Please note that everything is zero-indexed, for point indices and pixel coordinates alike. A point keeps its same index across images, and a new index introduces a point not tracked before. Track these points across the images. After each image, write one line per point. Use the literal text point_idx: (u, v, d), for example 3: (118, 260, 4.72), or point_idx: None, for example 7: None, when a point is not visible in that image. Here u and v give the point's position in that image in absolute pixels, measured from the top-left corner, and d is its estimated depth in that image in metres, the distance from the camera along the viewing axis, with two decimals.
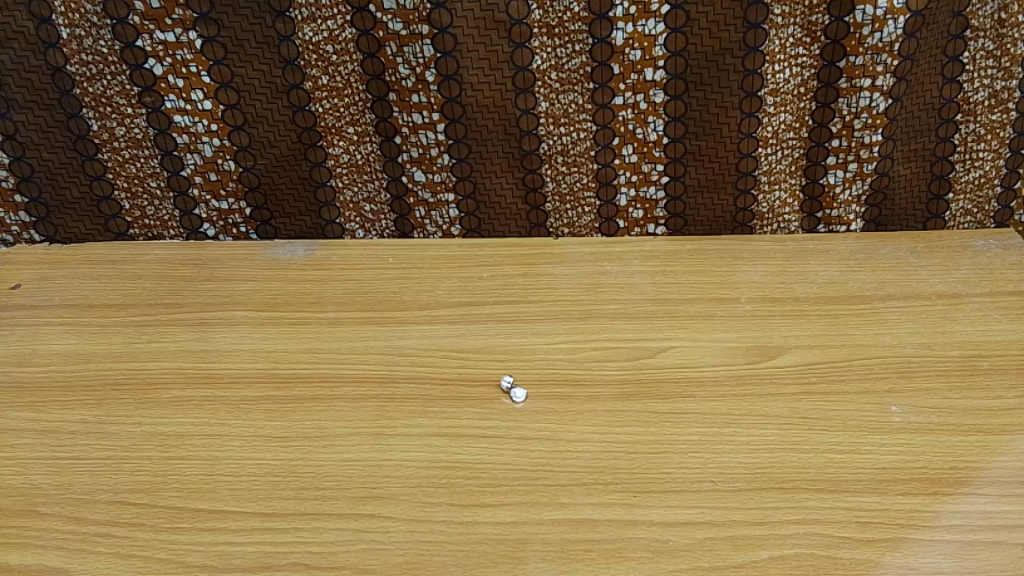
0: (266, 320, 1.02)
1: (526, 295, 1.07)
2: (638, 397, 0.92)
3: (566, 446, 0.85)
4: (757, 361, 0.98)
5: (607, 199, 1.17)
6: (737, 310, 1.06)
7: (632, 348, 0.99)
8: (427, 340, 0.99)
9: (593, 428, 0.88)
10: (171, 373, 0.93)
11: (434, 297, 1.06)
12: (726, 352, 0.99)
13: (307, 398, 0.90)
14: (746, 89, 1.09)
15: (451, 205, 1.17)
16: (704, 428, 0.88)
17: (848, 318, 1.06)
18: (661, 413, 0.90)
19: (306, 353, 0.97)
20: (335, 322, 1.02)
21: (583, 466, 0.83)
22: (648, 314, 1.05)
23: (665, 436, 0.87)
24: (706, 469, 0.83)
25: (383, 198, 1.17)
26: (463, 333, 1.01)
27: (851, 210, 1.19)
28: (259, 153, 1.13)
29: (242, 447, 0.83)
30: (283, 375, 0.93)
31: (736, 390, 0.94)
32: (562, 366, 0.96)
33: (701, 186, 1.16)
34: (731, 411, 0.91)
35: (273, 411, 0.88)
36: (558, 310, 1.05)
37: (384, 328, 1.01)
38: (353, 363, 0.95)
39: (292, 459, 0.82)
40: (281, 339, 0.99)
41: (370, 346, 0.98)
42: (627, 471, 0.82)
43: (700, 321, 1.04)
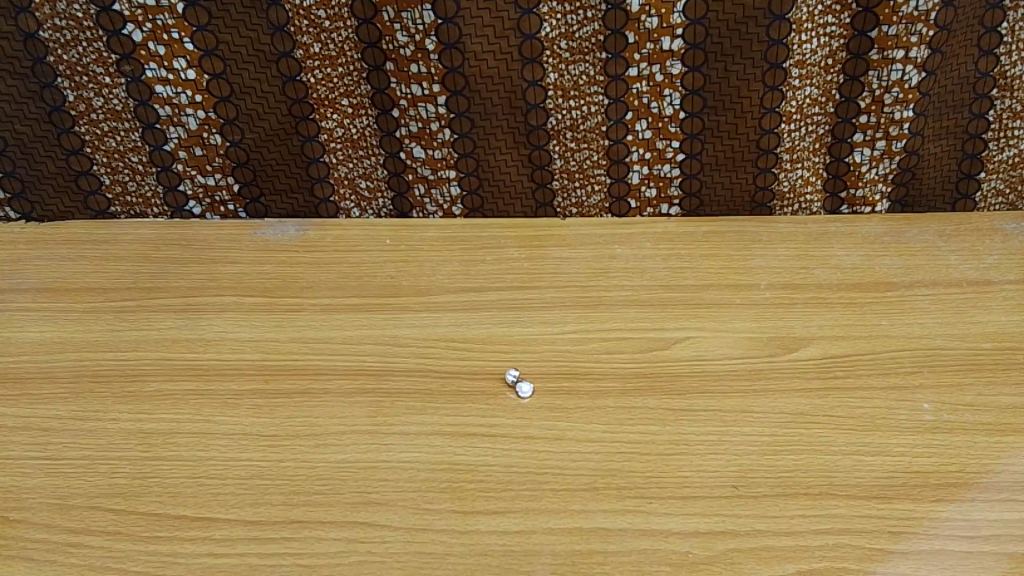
0: (255, 306, 0.96)
1: (532, 280, 1.01)
2: (652, 393, 0.86)
3: (576, 446, 0.79)
4: (779, 353, 0.92)
5: (619, 177, 1.09)
6: (756, 298, 1.00)
7: (646, 339, 0.93)
8: (427, 329, 0.93)
9: (604, 426, 0.82)
10: (152, 364, 0.87)
11: (433, 282, 1.00)
12: (746, 344, 0.93)
13: (299, 393, 0.84)
14: (770, 61, 1.01)
15: (453, 183, 1.09)
16: (724, 426, 0.82)
17: (874, 306, 1.00)
18: (677, 410, 0.84)
19: (298, 343, 0.90)
20: (329, 309, 0.95)
21: (594, 469, 0.77)
22: (662, 302, 0.98)
23: (683, 436, 0.81)
24: (726, 473, 0.78)
25: (379, 175, 1.09)
26: (464, 321, 0.94)
27: (876, 189, 1.12)
28: (247, 126, 1.05)
29: (229, 446, 0.78)
30: (273, 367, 0.87)
31: (758, 385, 0.88)
32: (572, 358, 0.90)
33: (719, 164, 1.09)
34: (752, 409, 0.85)
35: (261, 406, 0.82)
36: (565, 298, 0.98)
37: (381, 315, 0.95)
38: (348, 355, 0.89)
39: (282, 460, 0.76)
40: (271, 327, 0.93)
41: (365, 335, 0.92)
42: (642, 475, 0.77)
43: (717, 310, 0.98)
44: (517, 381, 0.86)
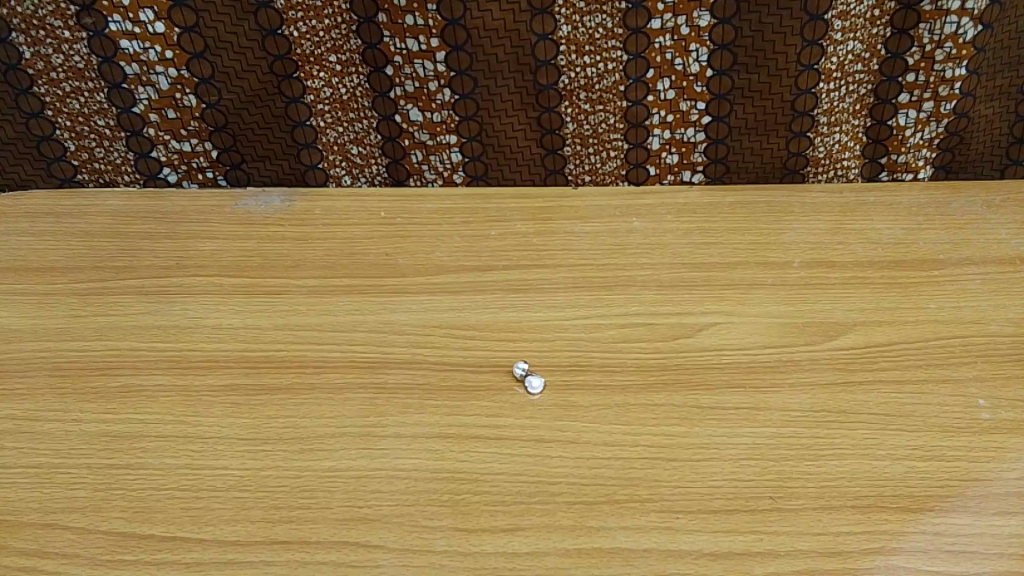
0: (234, 289, 0.86)
1: (542, 257, 0.91)
2: (677, 388, 0.77)
3: (593, 452, 0.71)
4: (817, 341, 0.83)
5: (637, 142, 0.99)
6: (790, 278, 0.90)
7: (668, 326, 0.84)
8: (425, 314, 0.84)
9: (624, 428, 0.73)
10: (119, 356, 0.78)
11: (432, 260, 0.90)
12: (779, 330, 0.84)
13: (282, 389, 0.75)
14: (810, 11, 0.90)
15: (454, 149, 0.99)
16: (758, 427, 0.74)
17: (920, 287, 0.90)
18: (704, 408, 0.75)
19: (282, 330, 0.81)
20: (316, 291, 0.86)
21: (614, 478, 0.68)
22: (685, 283, 0.89)
23: (712, 439, 0.72)
24: (762, 482, 0.69)
25: (373, 140, 0.99)
26: (467, 305, 0.85)
27: (920, 154, 1.02)
28: (224, 86, 0.95)
29: (202, 452, 0.69)
30: (254, 358, 0.78)
31: (794, 379, 0.79)
32: (586, 348, 0.81)
33: (749, 128, 0.98)
34: (788, 406, 0.76)
35: (240, 405, 0.73)
36: (578, 278, 0.89)
37: (374, 298, 0.85)
38: (337, 344, 0.80)
39: (262, 468, 0.68)
40: (252, 312, 0.83)
41: (356, 321, 0.83)
42: (667, 485, 0.68)
43: (746, 291, 0.88)
44: (525, 372, 0.77)
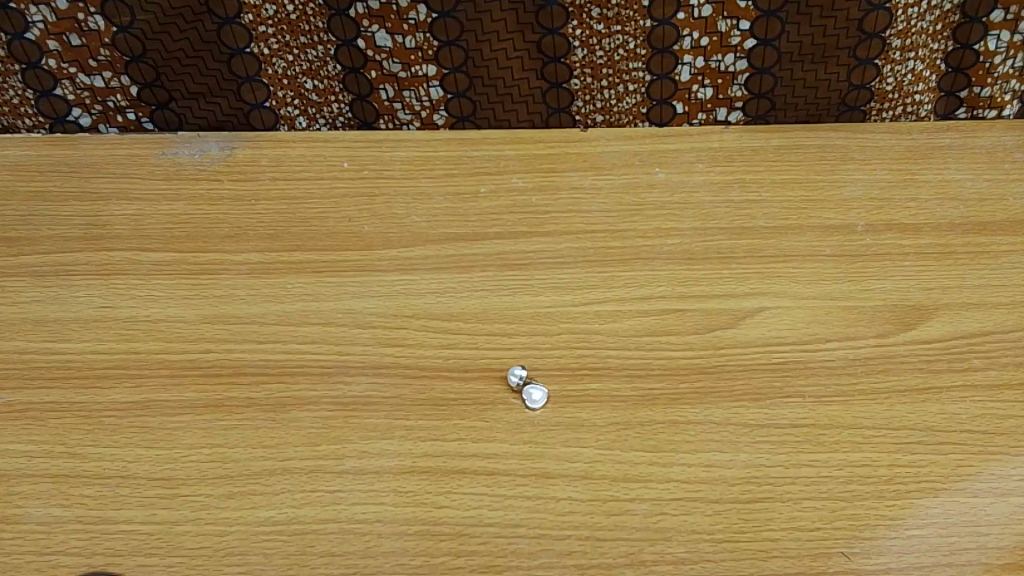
0: (153, 267, 0.69)
1: (543, 222, 0.73)
2: (716, 400, 0.60)
3: (610, 492, 0.54)
4: (890, 331, 0.66)
5: (663, 72, 0.79)
6: (851, 247, 0.72)
7: (702, 313, 0.66)
8: (396, 300, 0.66)
9: (651, 456, 0.56)
10: (6, 363, 0.62)
11: (406, 227, 0.72)
12: (842, 317, 0.66)
13: (209, 407, 0.58)
14: None
15: (433, 82, 0.79)
16: (821, 452, 0.57)
17: (1013, 257, 0.72)
18: (752, 427, 0.59)
19: (212, 325, 0.64)
20: (259, 269, 0.68)
21: (638, 530, 0.53)
22: (723, 253, 0.71)
23: (764, 471, 0.56)
24: (830, 533, 0.53)
25: (330, 71, 0.78)
26: (449, 287, 0.67)
27: (1008, 87, 0.82)
28: (139, 3, 0.74)
29: (100, 500, 0.53)
30: (176, 363, 0.61)
31: (864, 384, 0.62)
32: (599, 345, 0.64)
33: (803, 54, 0.78)
34: (858, 423, 0.59)
35: (153, 431, 0.57)
36: (589, 248, 0.71)
37: (330, 279, 0.68)
38: (282, 343, 0.63)
39: (178, 523, 0.52)
40: (176, 299, 0.66)
41: (308, 310, 0.65)
42: (708, 539, 0.52)
43: (799, 264, 0.70)
44: (524, 380, 0.61)
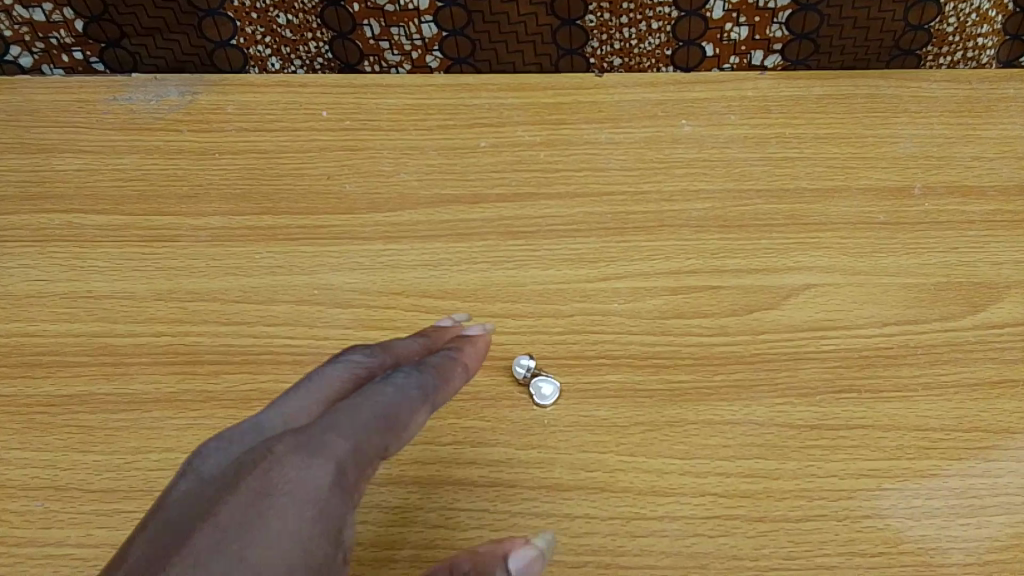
0: (99, 232, 0.59)
1: (554, 182, 0.63)
2: (757, 395, 0.51)
3: (634, 509, 0.46)
4: (957, 314, 0.56)
5: (693, 8, 0.67)
6: (907, 213, 0.63)
7: (737, 291, 0.57)
8: (382, 275, 0.57)
9: (681, 464, 0.48)
10: None
11: (394, 186, 0.62)
12: (901, 297, 0.57)
13: (159, 402, 0.49)
14: None
15: (425, 18, 0.67)
16: (882, 459, 0.49)
17: None
18: (800, 428, 0.50)
19: (165, 302, 0.55)
20: (223, 236, 0.59)
21: (667, 556, 0.45)
22: (761, 219, 0.61)
23: (815, 483, 0.47)
24: (895, 559, 0.45)
25: (304, 4, 0.66)
26: (444, 260, 0.58)
27: None
28: None
29: (26, 517, 0.45)
30: (122, 348, 0.52)
31: (928, 377, 0.53)
32: (618, 329, 0.55)
33: None
34: (924, 424, 0.50)
35: (92, 431, 0.48)
36: (607, 213, 0.61)
37: (305, 249, 0.58)
38: (247, 325, 0.53)
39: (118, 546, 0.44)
40: (125, 271, 0.56)
41: (279, 285, 0.56)
42: (752, 567, 0.44)
43: (850, 234, 0.61)
44: (529, 372, 0.52)
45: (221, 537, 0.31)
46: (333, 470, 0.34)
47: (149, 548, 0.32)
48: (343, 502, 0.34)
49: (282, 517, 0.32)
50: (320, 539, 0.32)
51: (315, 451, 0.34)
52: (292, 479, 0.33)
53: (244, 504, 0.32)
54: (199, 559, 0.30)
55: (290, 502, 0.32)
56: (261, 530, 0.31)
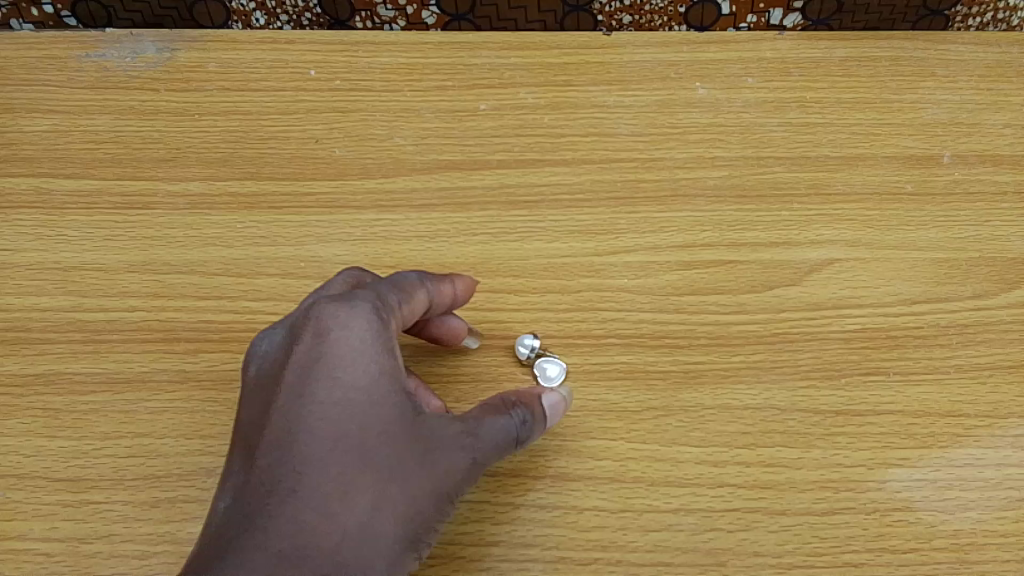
0: (69, 198, 0.55)
1: (559, 148, 0.59)
2: (779, 378, 0.48)
3: (647, 501, 0.43)
4: (991, 292, 0.53)
5: None
6: (936, 183, 0.59)
7: (756, 266, 0.53)
8: (375, 246, 0.53)
9: (698, 452, 0.44)
10: None
11: (388, 152, 0.58)
12: (931, 273, 0.53)
13: (132, 382, 0.46)
14: None
15: None
16: (914, 448, 0.45)
17: None
18: (826, 414, 0.46)
19: (139, 275, 0.51)
20: (203, 204, 0.54)
21: (683, 552, 0.41)
22: (781, 189, 0.57)
23: (842, 473, 0.44)
24: (928, 556, 0.42)
25: None
26: (441, 232, 0.54)
27: None
28: None
29: None
30: (92, 324, 0.48)
31: (961, 359, 0.49)
32: (629, 306, 0.51)
33: None
34: (957, 410, 0.47)
35: (59, 414, 0.44)
36: (616, 181, 0.57)
37: (291, 218, 0.54)
38: (229, 300, 0.49)
39: (86, 541, 0.40)
40: (96, 240, 0.52)
41: (264, 257, 0.52)
42: (774, 564, 0.41)
43: (876, 205, 0.57)
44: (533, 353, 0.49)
45: (305, 374, 0.38)
46: (371, 307, 0.40)
47: (257, 414, 0.39)
48: (386, 330, 0.39)
49: (343, 347, 0.38)
50: (385, 355, 0.39)
51: (349, 302, 0.40)
52: (342, 319, 0.39)
53: (310, 346, 0.39)
54: (299, 394, 0.38)
55: (348, 335, 0.38)
56: (334, 359, 0.38)
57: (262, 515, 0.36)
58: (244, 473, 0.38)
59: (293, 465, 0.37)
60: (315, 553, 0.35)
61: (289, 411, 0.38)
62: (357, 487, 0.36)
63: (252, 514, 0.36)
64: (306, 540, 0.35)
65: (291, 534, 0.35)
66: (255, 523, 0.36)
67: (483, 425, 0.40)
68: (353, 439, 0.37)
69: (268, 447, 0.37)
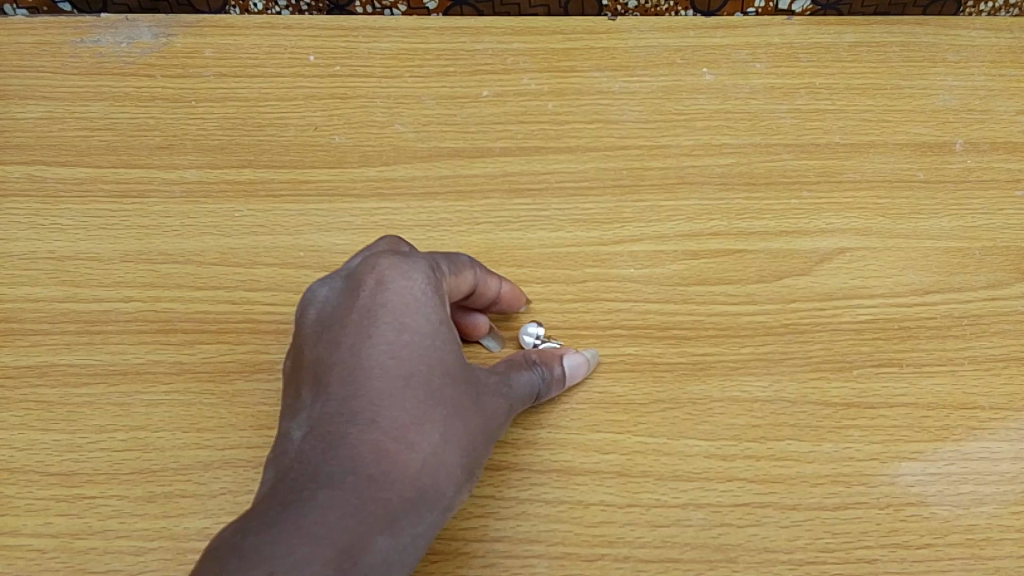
0: (63, 186, 0.53)
1: (563, 135, 0.58)
2: (789, 369, 0.47)
3: (654, 496, 0.42)
4: (1005, 281, 0.52)
5: None
6: (948, 171, 0.57)
7: (765, 255, 0.52)
8: (376, 235, 0.52)
9: (706, 446, 0.43)
10: None
11: (387, 139, 0.57)
12: (943, 262, 0.52)
13: (127, 375, 0.45)
14: None
15: None
16: (927, 442, 0.44)
17: None
18: (837, 407, 0.45)
19: (134, 265, 0.49)
20: (199, 192, 0.53)
21: (692, 548, 0.40)
22: (790, 177, 0.56)
23: (854, 467, 0.43)
24: (943, 551, 0.41)
25: None
26: (443, 220, 0.53)
27: None
28: None
29: None
30: (86, 315, 0.47)
31: (975, 351, 0.48)
32: (635, 296, 0.50)
33: None
34: (971, 402, 0.46)
35: (52, 407, 0.43)
36: (621, 169, 0.56)
37: (290, 206, 0.53)
38: (226, 290, 0.48)
39: (81, 536, 0.39)
40: (91, 230, 0.51)
41: (262, 246, 0.51)
42: (786, 560, 0.40)
43: (887, 193, 0.56)
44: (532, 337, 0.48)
45: (370, 317, 0.38)
46: (429, 264, 0.41)
47: (316, 357, 0.39)
48: (441, 283, 0.41)
49: (408, 294, 0.39)
50: (443, 307, 0.40)
51: (407, 256, 0.41)
52: (403, 271, 0.40)
53: (373, 293, 0.39)
54: (365, 335, 0.38)
55: (412, 285, 0.39)
56: (403, 304, 0.39)
57: (343, 447, 0.36)
58: (312, 410, 0.37)
59: (366, 402, 0.37)
60: (399, 482, 0.36)
61: (355, 352, 0.38)
62: (432, 422, 0.37)
63: (331, 445, 0.36)
64: (390, 470, 0.36)
65: (372, 464, 0.36)
66: (335, 454, 0.36)
67: (518, 376, 0.42)
68: (424, 380, 0.38)
69: (337, 386, 0.37)
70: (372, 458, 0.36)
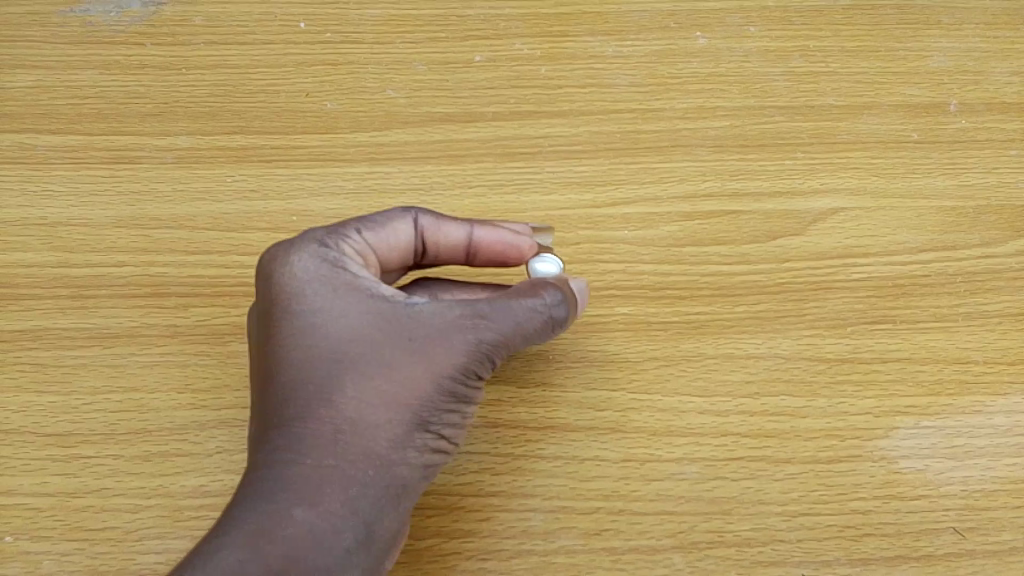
0: (54, 154, 0.53)
1: (556, 99, 0.57)
2: (782, 327, 0.47)
3: (648, 451, 0.42)
4: (998, 239, 0.52)
5: None
6: (941, 132, 0.57)
7: (759, 216, 0.52)
8: (368, 199, 0.52)
9: (700, 402, 0.43)
10: None
11: (379, 105, 0.56)
12: (937, 221, 0.52)
13: (122, 337, 0.45)
14: None
15: None
16: (920, 395, 0.44)
17: None
18: (830, 363, 0.45)
19: (127, 230, 0.49)
20: (190, 158, 0.53)
21: (685, 501, 0.40)
22: (784, 138, 0.56)
23: (847, 421, 0.43)
24: (936, 502, 0.41)
25: None
26: (437, 185, 0.53)
27: None
28: None
29: None
30: (80, 280, 0.47)
31: (968, 307, 0.48)
32: (629, 257, 0.50)
33: None
34: (963, 357, 0.46)
35: (47, 369, 0.43)
36: (614, 132, 0.56)
37: (281, 171, 0.52)
38: (219, 254, 0.48)
39: (76, 495, 0.39)
40: (83, 196, 0.51)
41: (254, 211, 0.50)
42: (780, 512, 0.40)
43: (881, 154, 0.56)
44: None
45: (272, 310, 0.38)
46: (317, 238, 0.39)
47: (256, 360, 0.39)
48: (338, 253, 0.39)
49: (296, 274, 0.38)
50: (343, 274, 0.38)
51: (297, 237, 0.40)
52: (292, 254, 0.39)
53: (269, 285, 0.39)
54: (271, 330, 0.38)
55: (298, 266, 0.38)
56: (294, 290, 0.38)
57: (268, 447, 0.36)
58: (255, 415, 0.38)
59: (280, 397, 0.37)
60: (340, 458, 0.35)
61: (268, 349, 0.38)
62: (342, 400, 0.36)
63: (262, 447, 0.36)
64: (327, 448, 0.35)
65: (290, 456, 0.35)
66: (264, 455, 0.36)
67: (492, 306, 0.38)
68: (324, 358, 0.36)
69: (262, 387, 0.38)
70: (308, 439, 0.36)
